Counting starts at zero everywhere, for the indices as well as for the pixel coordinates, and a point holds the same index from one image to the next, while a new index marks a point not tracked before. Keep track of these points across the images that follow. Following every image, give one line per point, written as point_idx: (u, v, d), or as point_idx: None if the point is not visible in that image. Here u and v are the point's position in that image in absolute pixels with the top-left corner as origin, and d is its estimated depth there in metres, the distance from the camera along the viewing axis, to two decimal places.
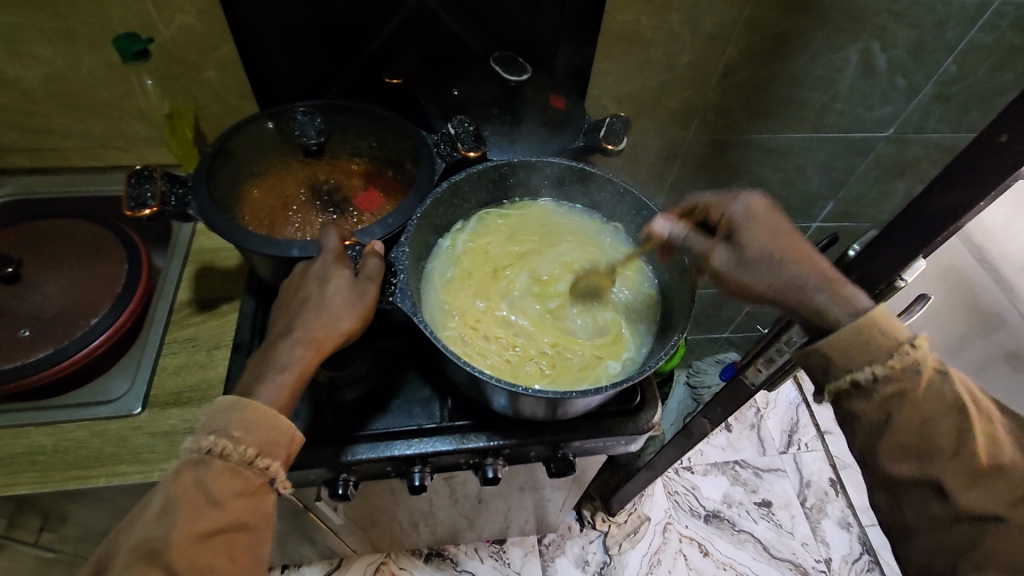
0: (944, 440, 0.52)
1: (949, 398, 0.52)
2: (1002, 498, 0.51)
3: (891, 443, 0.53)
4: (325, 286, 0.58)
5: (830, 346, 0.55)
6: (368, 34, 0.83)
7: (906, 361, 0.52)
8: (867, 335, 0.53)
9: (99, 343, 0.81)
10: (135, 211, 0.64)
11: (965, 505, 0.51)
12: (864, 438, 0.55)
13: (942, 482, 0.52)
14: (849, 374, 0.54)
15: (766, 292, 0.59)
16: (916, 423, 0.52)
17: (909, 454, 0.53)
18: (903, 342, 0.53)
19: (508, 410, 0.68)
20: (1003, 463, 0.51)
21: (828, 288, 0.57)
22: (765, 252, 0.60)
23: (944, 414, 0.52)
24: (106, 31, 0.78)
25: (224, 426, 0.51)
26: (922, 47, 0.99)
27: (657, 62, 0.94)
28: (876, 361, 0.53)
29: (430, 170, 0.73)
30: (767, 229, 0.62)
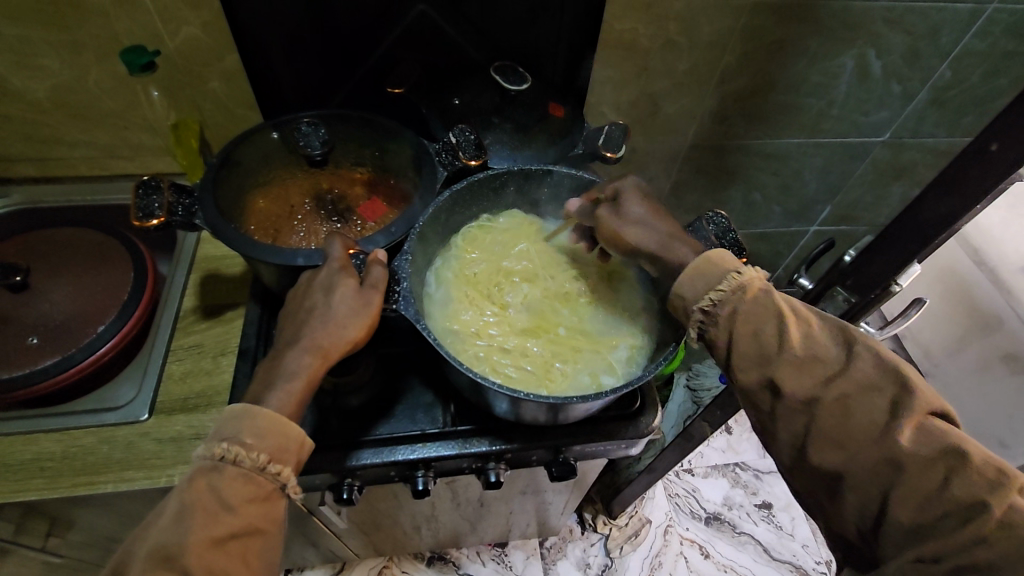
0: (771, 343, 0.57)
1: (771, 306, 0.58)
2: (821, 380, 0.55)
3: (739, 356, 0.59)
4: (331, 295, 0.59)
5: (677, 282, 0.62)
6: (369, 44, 0.84)
7: (738, 284, 0.60)
8: (704, 270, 0.61)
9: (106, 350, 0.82)
10: (143, 221, 0.65)
11: (791, 392, 0.55)
12: (720, 357, 0.61)
13: (775, 377, 0.56)
14: (692, 305, 0.61)
15: (633, 239, 0.67)
16: (749, 335, 0.58)
17: (754, 362, 0.58)
18: (732, 271, 0.60)
19: (510, 415, 0.69)
20: (817, 352, 0.56)
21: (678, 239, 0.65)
22: (636, 212, 0.68)
23: (767, 319, 0.58)
24: (113, 43, 0.79)
25: (236, 433, 0.52)
26: (917, 54, 1.00)
27: (654, 69, 0.95)
28: (712, 288, 0.60)
29: (432, 178, 0.74)
30: (638, 196, 0.70)
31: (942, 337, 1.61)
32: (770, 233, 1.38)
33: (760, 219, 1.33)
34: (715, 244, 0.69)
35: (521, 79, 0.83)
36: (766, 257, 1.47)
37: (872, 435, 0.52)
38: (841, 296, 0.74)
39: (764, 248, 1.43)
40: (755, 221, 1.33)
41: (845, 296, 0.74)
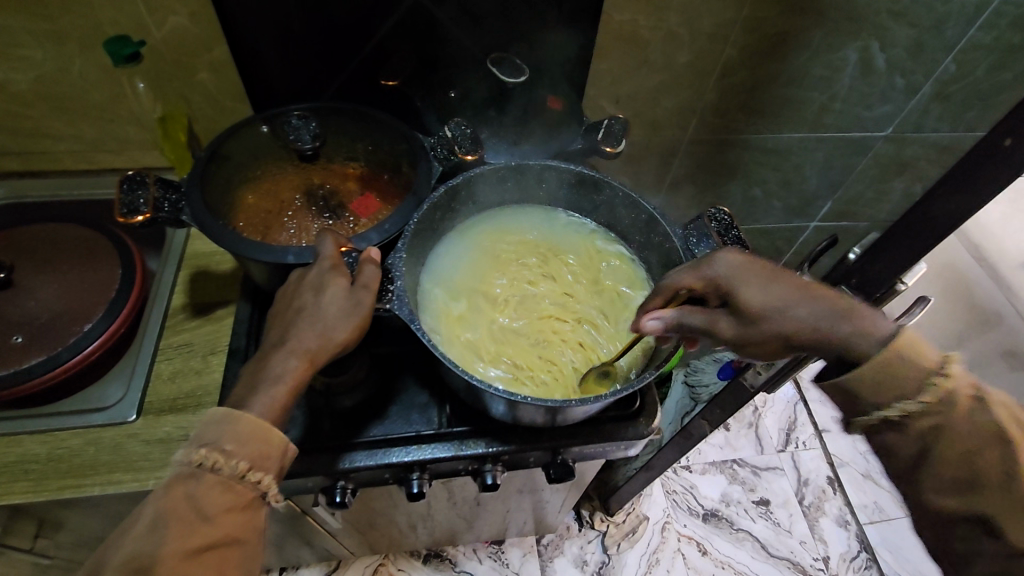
0: (991, 471, 0.51)
1: (990, 427, 0.51)
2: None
3: (934, 476, 0.54)
4: (321, 295, 0.57)
5: (851, 384, 0.54)
6: (363, 35, 0.81)
7: (940, 394, 0.52)
8: (895, 372, 0.53)
9: (93, 348, 0.80)
10: (127, 218, 0.62)
11: (1014, 539, 0.51)
12: (904, 466, 0.56)
13: (989, 514, 0.52)
14: (874, 411, 0.54)
15: (785, 344, 0.59)
16: (957, 456, 0.52)
17: (956, 486, 0.53)
18: (934, 373, 0.52)
19: (507, 417, 0.67)
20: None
21: (843, 324, 0.56)
22: (767, 308, 0.59)
23: (986, 444, 0.51)
24: (96, 33, 0.77)
25: (216, 440, 0.50)
26: (922, 47, 0.98)
27: (654, 62, 0.93)
28: (903, 397, 0.53)
29: (427, 173, 0.72)
30: (757, 282, 0.60)
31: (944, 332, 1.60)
32: (770, 228, 1.37)
33: (760, 214, 1.31)
34: (717, 240, 0.68)
35: (518, 71, 0.79)
36: (765, 253, 1.46)
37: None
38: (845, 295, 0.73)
39: (764, 244, 1.42)
40: (756, 216, 1.31)
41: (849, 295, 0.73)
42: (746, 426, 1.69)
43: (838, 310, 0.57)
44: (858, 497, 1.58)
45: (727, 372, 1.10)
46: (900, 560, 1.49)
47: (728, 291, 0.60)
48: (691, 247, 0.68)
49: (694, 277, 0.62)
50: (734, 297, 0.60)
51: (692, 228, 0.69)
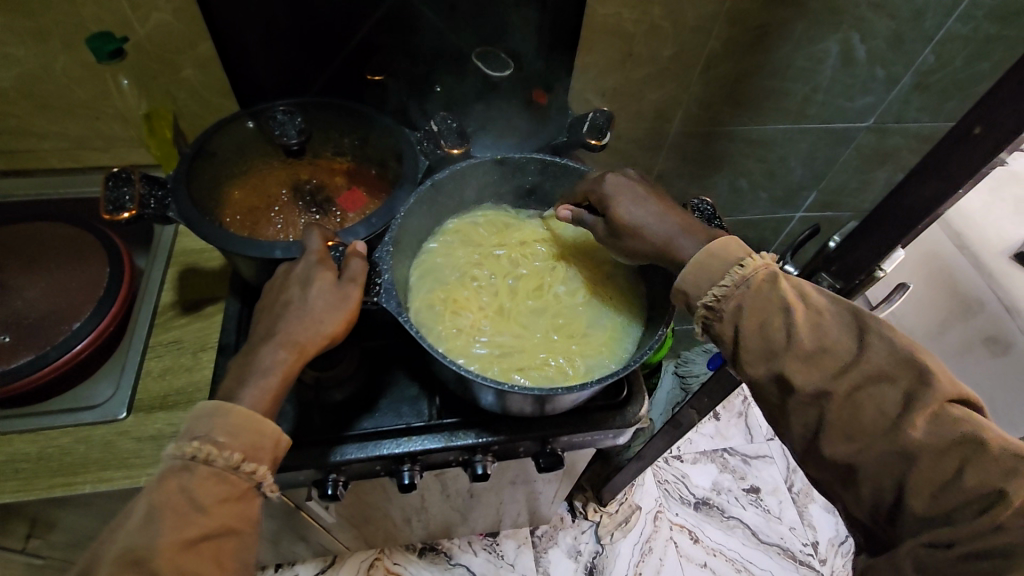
0: (778, 335, 0.54)
1: (777, 299, 0.55)
2: (829, 372, 0.52)
3: (745, 350, 0.56)
4: (309, 289, 0.57)
5: (682, 282, 0.59)
6: (348, 32, 0.81)
7: (745, 276, 0.56)
8: (708, 264, 0.58)
9: (83, 346, 0.80)
10: (113, 215, 0.63)
11: (802, 386, 0.52)
12: (726, 351, 0.58)
13: (783, 370, 0.53)
14: (696, 303, 0.58)
15: (639, 253, 0.65)
16: (756, 328, 0.55)
17: (761, 356, 0.55)
18: (736, 263, 0.58)
19: (496, 408, 0.68)
20: (826, 343, 0.53)
21: (685, 238, 0.62)
22: (632, 219, 0.65)
23: (772, 312, 0.54)
24: (79, 30, 0.76)
25: (208, 432, 0.51)
26: (901, 37, 1.00)
27: (639, 55, 0.94)
28: (715, 284, 0.57)
29: (414, 167, 0.72)
30: (633, 198, 0.66)
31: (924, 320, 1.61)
32: (757, 219, 1.38)
33: (747, 205, 1.33)
34: None
35: (503, 65, 0.82)
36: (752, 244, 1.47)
37: (883, 428, 0.49)
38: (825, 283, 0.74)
39: (750, 235, 1.43)
40: (742, 207, 1.33)
41: (829, 283, 0.74)
42: (736, 416, 1.72)
43: (683, 228, 0.63)
44: None
45: (717, 363, 1.11)
46: None
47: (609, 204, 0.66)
48: None
49: (588, 186, 0.70)
50: (609, 209, 0.66)
51: None
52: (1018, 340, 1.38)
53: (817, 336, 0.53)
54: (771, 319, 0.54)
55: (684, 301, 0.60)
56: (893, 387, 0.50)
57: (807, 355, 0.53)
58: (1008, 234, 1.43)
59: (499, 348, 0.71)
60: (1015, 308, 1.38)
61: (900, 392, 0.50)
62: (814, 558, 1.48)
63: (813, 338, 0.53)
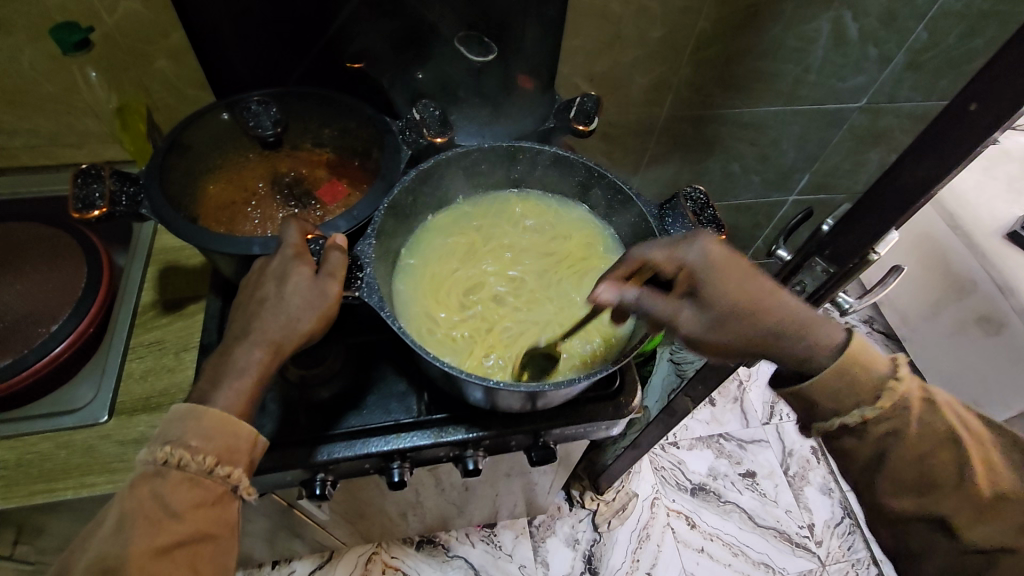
0: (945, 474, 0.53)
1: (943, 430, 0.53)
2: (1012, 528, 0.51)
3: (892, 481, 0.55)
4: (284, 285, 0.55)
5: (807, 392, 0.55)
6: (325, 19, 0.78)
7: (898, 397, 0.53)
8: (857, 382, 0.54)
9: (62, 349, 0.78)
10: (82, 214, 0.60)
11: (971, 537, 0.53)
12: (864, 468, 0.57)
13: (942, 513, 0.53)
14: (830, 420, 0.56)
15: (740, 347, 0.58)
16: (913, 460, 0.54)
17: (910, 488, 0.55)
18: (891, 377, 0.54)
19: (485, 404, 0.67)
20: (1004, 491, 0.52)
21: (803, 336, 0.56)
22: (733, 311, 0.57)
23: (940, 446, 0.53)
24: (45, 21, 0.74)
25: (180, 436, 0.49)
26: (893, 14, 0.98)
27: (627, 37, 0.92)
28: (864, 404, 0.54)
29: (396, 157, 0.70)
30: (727, 284, 0.57)
31: (921, 300, 1.62)
32: (749, 204, 1.37)
33: (739, 189, 1.31)
34: (692, 221, 0.66)
35: (488, 49, 0.79)
36: (745, 228, 1.46)
37: None
38: (820, 266, 0.74)
39: (743, 219, 1.42)
40: (734, 190, 1.31)
41: (823, 266, 0.73)
42: (731, 402, 1.71)
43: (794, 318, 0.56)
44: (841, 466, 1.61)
45: None
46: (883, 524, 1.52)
47: (700, 291, 0.58)
48: (665, 227, 0.66)
49: (668, 260, 0.59)
50: (700, 296, 0.58)
51: (668, 208, 0.68)
52: (1009, 321, 1.37)
53: (995, 482, 0.52)
54: (936, 453, 0.53)
55: (812, 411, 0.57)
56: None
57: (982, 505, 0.52)
58: (1001, 211, 1.41)
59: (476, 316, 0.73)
60: (1006, 288, 1.35)
61: None
62: (811, 540, 1.48)
63: (991, 484, 0.52)
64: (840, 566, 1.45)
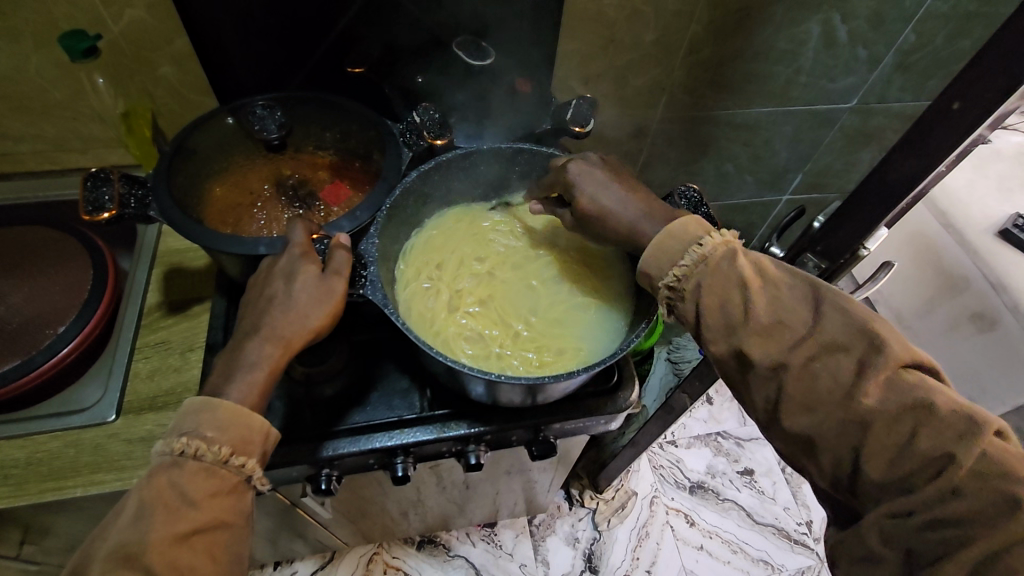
0: (736, 311, 0.55)
1: (734, 274, 0.56)
2: (783, 345, 0.53)
3: (707, 325, 0.56)
4: (292, 283, 0.57)
5: (646, 265, 0.60)
6: (327, 23, 0.80)
7: (701, 256, 0.57)
8: (667, 244, 0.59)
9: (69, 350, 0.80)
10: (93, 215, 0.62)
11: (760, 360, 0.53)
12: (688, 327, 0.59)
13: (743, 346, 0.54)
14: (657, 283, 0.59)
15: (611, 238, 0.65)
16: (716, 304, 0.56)
17: (721, 331, 0.56)
18: (694, 243, 0.58)
19: (487, 398, 0.68)
20: (782, 317, 0.53)
21: (647, 219, 0.62)
22: (597, 211, 0.64)
23: (730, 288, 0.55)
24: (52, 29, 0.75)
25: (196, 428, 0.51)
26: (882, 17, 1.00)
27: (622, 40, 0.94)
28: (675, 265, 0.58)
29: (397, 159, 0.72)
30: (594, 185, 0.65)
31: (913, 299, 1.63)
32: (743, 204, 1.39)
33: (733, 190, 1.33)
34: None
35: (483, 54, 0.83)
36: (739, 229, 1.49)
37: (838, 397, 0.50)
38: (811, 263, 0.75)
39: (738, 219, 1.44)
40: (729, 191, 1.33)
41: (815, 262, 0.75)
42: (728, 401, 1.73)
43: (651, 212, 0.62)
44: None
45: (708, 347, 1.11)
46: None
47: (571, 193, 0.66)
48: None
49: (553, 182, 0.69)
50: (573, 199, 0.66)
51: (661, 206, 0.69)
52: (1002, 318, 1.39)
53: (774, 309, 0.54)
54: (729, 295, 0.55)
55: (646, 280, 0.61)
56: (849, 356, 0.51)
57: (766, 329, 0.53)
58: (992, 210, 1.45)
59: (472, 310, 0.75)
60: (1000, 285, 1.38)
61: (854, 361, 0.50)
62: (809, 537, 1.49)
63: (770, 311, 0.54)
64: None
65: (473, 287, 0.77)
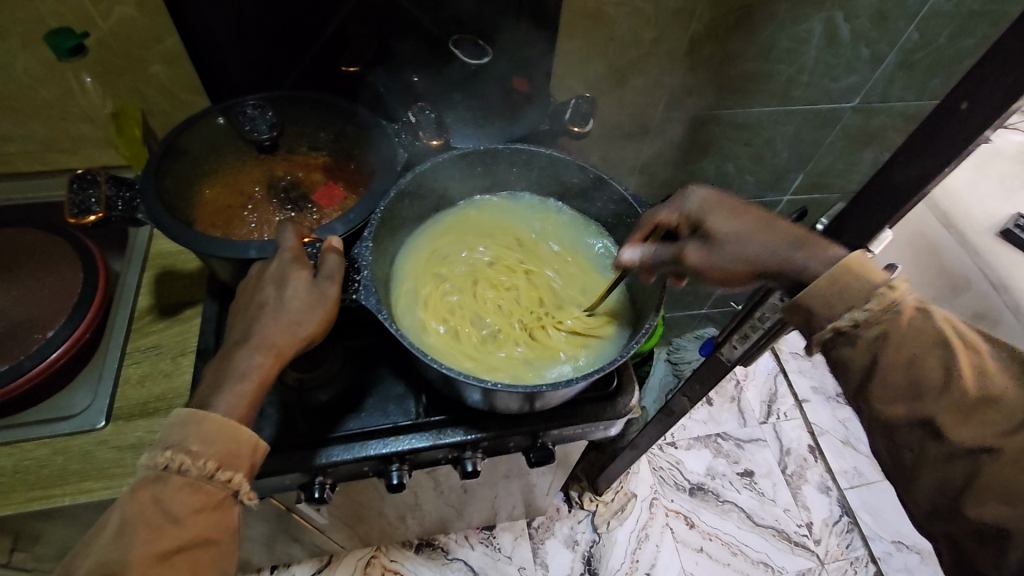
0: (931, 375, 0.49)
1: (933, 334, 0.49)
2: (993, 428, 0.46)
3: (881, 383, 0.51)
4: (283, 289, 0.56)
5: (807, 299, 0.53)
6: (320, 21, 0.78)
7: (887, 303, 0.50)
8: (845, 284, 0.51)
9: (58, 355, 0.78)
10: (79, 219, 0.61)
11: (958, 440, 0.47)
12: (852, 380, 0.53)
13: (934, 419, 0.48)
14: (825, 324, 0.52)
15: (743, 269, 0.58)
16: (903, 363, 0.49)
17: (902, 394, 0.50)
18: (882, 287, 0.50)
19: (483, 405, 0.67)
20: (993, 394, 0.47)
21: (802, 250, 0.55)
22: (731, 235, 0.59)
23: (929, 349, 0.49)
24: (40, 27, 0.74)
25: (181, 441, 0.49)
26: (885, 15, 0.98)
27: (621, 39, 0.92)
28: (855, 306, 0.51)
29: (392, 160, 0.69)
30: (728, 214, 0.60)
31: None
32: None
33: (734, 189, 1.31)
34: None
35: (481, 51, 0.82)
36: None
37: None
38: None
39: None
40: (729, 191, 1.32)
41: None
42: (728, 402, 1.72)
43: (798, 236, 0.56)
44: (838, 464, 1.61)
45: (707, 349, 1.10)
46: (881, 523, 1.52)
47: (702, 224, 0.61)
48: None
49: (670, 213, 0.63)
50: (703, 226, 0.60)
51: None
52: (1004, 318, 1.35)
53: (980, 383, 0.47)
54: (924, 356, 0.49)
55: (804, 323, 0.54)
56: None
57: (968, 407, 0.47)
58: (994, 210, 1.45)
59: (466, 311, 0.73)
60: (1002, 285, 1.36)
61: None
62: (809, 539, 1.48)
63: (976, 386, 0.47)
64: (839, 564, 1.45)
65: (472, 283, 0.76)
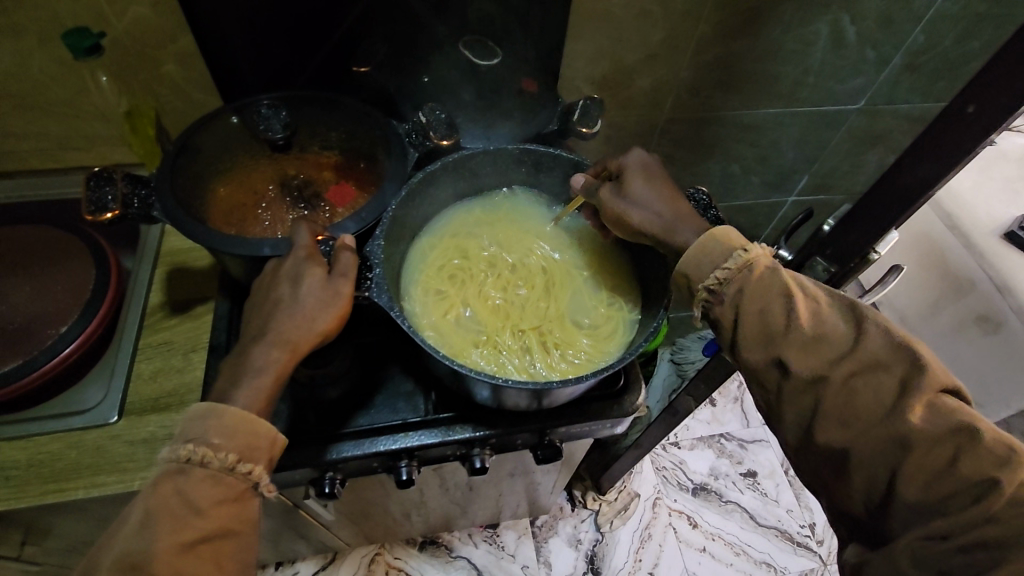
0: (776, 321, 0.55)
1: (779, 285, 0.56)
2: (824, 358, 0.53)
3: (743, 334, 0.56)
4: (298, 286, 0.57)
5: (684, 265, 0.59)
6: (332, 24, 0.80)
7: (745, 262, 0.57)
8: (711, 248, 0.58)
9: (72, 350, 0.79)
10: (96, 216, 0.62)
11: (798, 370, 0.53)
12: (724, 337, 0.58)
13: (782, 358, 0.54)
14: (698, 285, 0.58)
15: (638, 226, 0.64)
16: (755, 313, 0.56)
17: (758, 342, 0.56)
18: (738, 249, 0.58)
19: (492, 402, 0.67)
20: (824, 331, 0.54)
21: (685, 220, 0.62)
22: (639, 194, 0.65)
23: (772, 299, 0.55)
24: (56, 26, 0.75)
25: (201, 434, 0.50)
26: (892, 17, 0.99)
27: (629, 40, 0.93)
28: (718, 267, 0.57)
29: (402, 159, 0.71)
30: (646, 177, 0.66)
31: (918, 302, 1.61)
32: (748, 205, 1.38)
33: (739, 190, 1.32)
34: None
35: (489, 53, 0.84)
36: (745, 230, 1.47)
37: (878, 414, 0.50)
38: (820, 266, 0.74)
39: (743, 220, 1.43)
40: (734, 192, 1.32)
41: (824, 266, 0.74)
42: (731, 402, 1.72)
43: (682, 211, 0.63)
44: None
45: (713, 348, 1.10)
46: None
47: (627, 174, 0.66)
48: None
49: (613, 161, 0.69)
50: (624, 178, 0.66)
51: None
52: (1008, 321, 1.37)
53: (817, 324, 0.54)
54: (771, 306, 0.55)
55: (682, 284, 0.60)
56: (891, 375, 0.51)
57: (806, 342, 0.53)
58: (998, 211, 1.44)
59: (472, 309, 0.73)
60: (1005, 287, 1.37)
61: (896, 381, 0.50)
62: (812, 539, 1.49)
63: (812, 326, 0.54)
64: None
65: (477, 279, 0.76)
